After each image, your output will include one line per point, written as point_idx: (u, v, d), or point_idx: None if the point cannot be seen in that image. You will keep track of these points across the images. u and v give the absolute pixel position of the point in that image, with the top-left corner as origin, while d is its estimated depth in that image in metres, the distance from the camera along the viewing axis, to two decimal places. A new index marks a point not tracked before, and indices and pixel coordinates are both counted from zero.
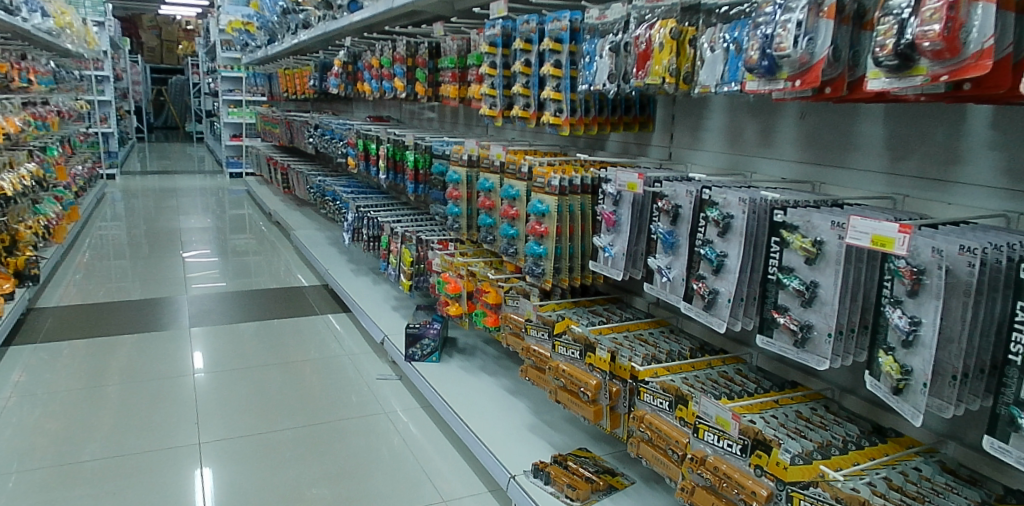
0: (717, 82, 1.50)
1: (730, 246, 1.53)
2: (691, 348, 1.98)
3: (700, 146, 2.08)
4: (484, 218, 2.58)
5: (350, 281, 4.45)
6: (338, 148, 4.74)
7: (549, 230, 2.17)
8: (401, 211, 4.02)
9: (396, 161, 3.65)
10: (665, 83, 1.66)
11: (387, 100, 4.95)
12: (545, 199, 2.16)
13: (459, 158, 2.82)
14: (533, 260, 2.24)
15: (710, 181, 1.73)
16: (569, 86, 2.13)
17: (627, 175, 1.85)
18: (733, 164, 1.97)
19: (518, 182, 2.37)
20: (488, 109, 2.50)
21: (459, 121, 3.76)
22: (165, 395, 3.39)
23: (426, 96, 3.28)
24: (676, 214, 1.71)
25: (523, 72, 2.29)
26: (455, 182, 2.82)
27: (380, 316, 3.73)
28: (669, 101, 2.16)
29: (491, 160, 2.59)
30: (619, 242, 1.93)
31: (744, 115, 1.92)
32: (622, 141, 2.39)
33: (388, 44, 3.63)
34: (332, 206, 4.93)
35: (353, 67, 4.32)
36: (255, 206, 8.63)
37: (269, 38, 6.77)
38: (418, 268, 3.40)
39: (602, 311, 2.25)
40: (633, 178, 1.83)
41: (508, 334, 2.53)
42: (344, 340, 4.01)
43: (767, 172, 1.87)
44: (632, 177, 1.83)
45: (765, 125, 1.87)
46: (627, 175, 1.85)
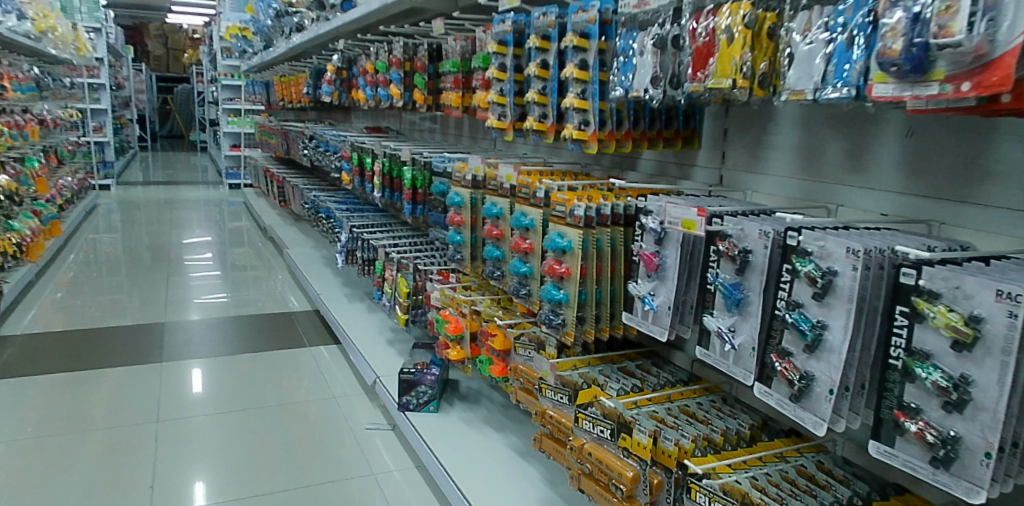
0: (816, 85, 1.09)
1: (832, 313, 1.10)
2: (752, 425, 1.56)
3: (760, 170, 1.65)
4: (491, 250, 2.15)
5: (343, 308, 4.03)
6: (332, 161, 4.34)
7: (571, 271, 1.74)
8: (399, 232, 3.61)
9: (392, 177, 3.24)
10: (736, 89, 1.24)
11: (386, 110, 4.56)
12: (566, 232, 1.74)
13: (462, 178, 2.40)
14: (550, 307, 1.81)
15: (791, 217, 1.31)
16: (597, 93, 1.69)
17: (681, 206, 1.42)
18: (808, 193, 1.54)
19: (532, 209, 1.93)
20: (496, 120, 2.07)
21: (463, 133, 3.35)
22: (126, 440, 2.96)
23: (426, 105, 2.87)
24: (744, 262, 1.29)
25: (538, 76, 1.87)
26: (457, 205, 2.40)
27: (373, 352, 3.30)
28: (722, 112, 1.74)
29: (498, 182, 2.16)
30: (663, 292, 1.51)
31: (825, 130, 1.49)
32: (659, 160, 1.96)
33: (384, 47, 3.23)
34: (326, 224, 4.54)
35: (347, 74, 3.93)
36: (252, 219, 8.25)
37: (265, 43, 6.42)
38: (415, 300, 2.99)
39: (635, 369, 1.84)
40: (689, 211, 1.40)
41: (518, 390, 2.12)
42: (332, 377, 3.58)
43: (858, 205, 1.43)
44: (686, 211, 1.41)
45: (854, 143, 1.43)
46: (679, 207, 1.43)
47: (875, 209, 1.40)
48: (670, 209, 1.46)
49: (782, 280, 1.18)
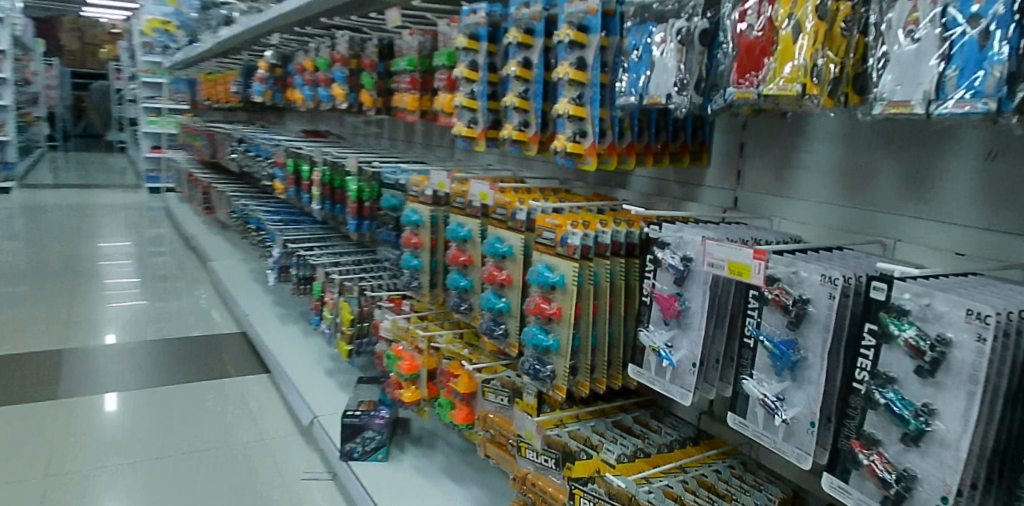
0: (926, 95, 0.82)
1: (944, 396, 0.84)
2: (784, 499, 1.31)
3: (787, 193, 1.38)
4: (456, 279, 1.84)
5: (275, 331, 3.62)
6: (265, 167, 3.93)
7: (563, 311, 1.44)
8: (340, 248, 3.24)
9: (334, 188, 2.88)
10: (806, 97, 0.95)
11: (326, 113, 4.18)
12: (556, 264, 1.45)
13: (419, 193, 2.07)
14: (535, 355, 1.50)
15: (854, 262, 1.06)
16: (597, 99, 1.40)
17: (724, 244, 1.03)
18: (853, 221, 1.26)
19: (511, 233, 1.62)
20: (466, 128, 1.76)
21: (415, 140, 3.02)
22: (8, 497, 2.46)
23: (374, 107, 2.53)
24: (801, 315, 1.05)
25: (519, 77, 1.58)
26: (413, 225, 2.06)
27: (309, 386, 2.92)
28: (738, 124, 1.47)
29: (465, 199, 1.85)
30: (685, 344, 1.23)
31: (874, 148, 1.22)
32: (656, 178, 1.69)
33: (326, 42, 2.86)
34: (257, 236, 4.12)
35: (282, 71, 3.55)
36: (174, 225, 7.63)
37: (190, 38, 5.92)
38: (359, 327, 2.64)
39: (633, 425, 1.57)
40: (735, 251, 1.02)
41: (489, 443, 1.85)
42: (262, 414, 3.15)
43: (921, 241, 1.16)
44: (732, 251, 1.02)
45: (913, 165, 1.17)
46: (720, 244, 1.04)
47: (945, 247, 1.13)
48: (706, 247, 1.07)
49: (861, 343, 0.94)
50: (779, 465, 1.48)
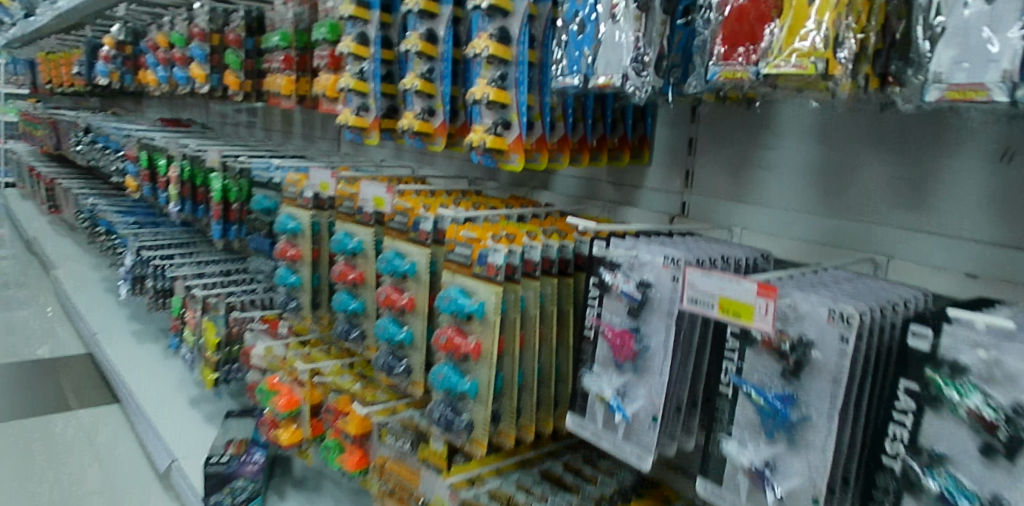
0: (1009, 73, 0.60)
1: (1020, 485, 0.63)
2: None
3: (750, 198, 1.15)
4: (346, 300, 1.51)
5: (129, 353, 3.10)
6: (115, 161, 3.38)
7: (483, 347, 1.16)
8: (206, 255, 2.79)
9: (196, 186, 2.45)
10: (827, 78, 0.71)
11: (189, 100, 3.67)
12: (473, 288, 1.17)
13: (297, 195, 1.71)
14: (447, 401, 1.20)
15: (861, 295, 0.85)
16: (523, 80, 1.12)
17: (711, 274, 0.75)
18: (832, 235, 1.05)
19: (413, 246, 1.32)
20: (354, 116, 1.42)
21: (294, 131, 2.64)
22: None
23: (241, 92, 2.13)
24: (800, 363, 0.81)
25: (422, 53, 1.27)
26: (290, 234, 1.70)
27: (167, 422, 2.46)
28: (685, 115, 1.22)
29: (354, 204, 1.52)
30: (642, 393, 0.97)
31: (860, 147, 1.01)
32: (585, 178, 1.43)
33: (181, 14, 2.42)
34: (108, 241, 3.55)
35: (133, 50, 3.04)
36: (13, 226, 6.68)
37: (25, 11, 5.14)
38: (228, 352, 2.23)
39: (565, 475, 1.31)
40: (729, 285, 0.73)
41: (390, 499, 1.54)
42: (110, 455, 2.65)
43: (922, 258, 0.96)
44: (724, 285, 0.74)
45: (909, 166, 0.96)
46: (705, 275, 0.75)
47: (953, 266, 0.94)
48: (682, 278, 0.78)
49: (892, 405, 0.72)
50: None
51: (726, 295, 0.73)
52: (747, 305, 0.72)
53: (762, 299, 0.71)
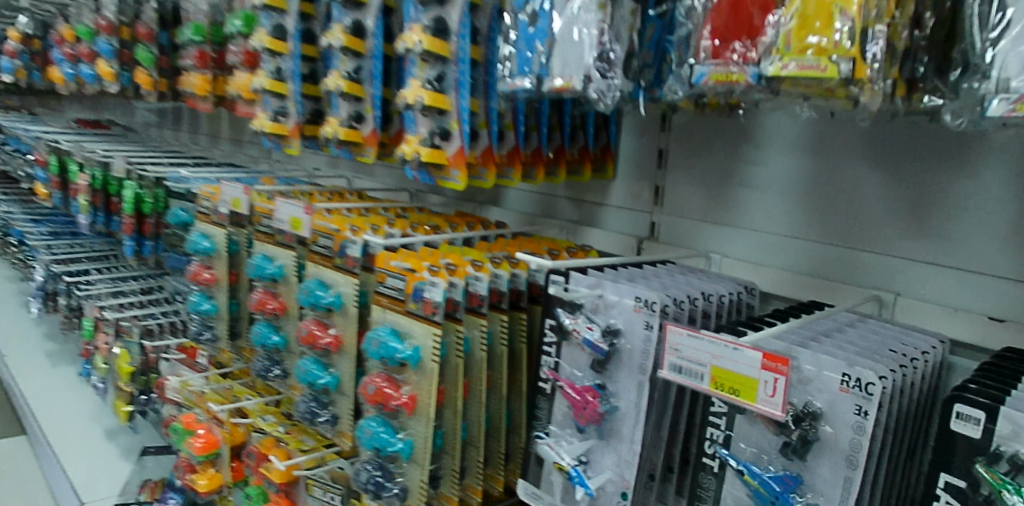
0: None
1: None
2: None
3: (727, 220, 0.99)
4: (264, 333, 1.30)
5: (39, 377, 2.80)
6: (26, 166, 3.08)
7: (418, 398, 0.98)
8: (124, 270, 2.53)
9: (109, 195, 2.19)
10: (850, 85, 0.56)
11: (111, 100, 3.38)
12: (408, 329, 0.99)
13: (211, 209, 1.50)
14: (376, 461, 1.01)
15: (875, 351, 0.69)
16: (465, 82, 0.95)
17: (701, 336, 0.58)
18: (825, 264, 0.90)
19: (339, 276, 1.12)
20: (270, 122, 1.23)
21: (224, 136, 2.41)
22: None
23: (154, 91, 1.90)
24: (807, 440, 0.65)
25: (347, 49, 1.09)
26: (204, 255, 1.48)
27: (75, 459, 2.20)
28: (654, 123, 1.06)
29: (273, 223, 1.32)
30: (609, 464, 0.80)
31: (859, 163, 0.86)
32: (541, 194, 1.25)
33: (89, 5, 2.17)
34: (20, 253, 3.24)
35: (43, 45, 2.76)
36: None
37: None
38: (143, 382, 1.99)
39: None
40: (723, 352, 0.57)
41: None
42: (11, 496, 2.36)
43: (933, 296, 0.81)
44: (716, 351, 0.58)
45: (917, 186, 0.81)
46: (692, 337, 0.59)
47: (973, 307, 0.78)
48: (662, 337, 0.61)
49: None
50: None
51: (721, 365, 0.57)
52: (748, 379, 0.56)
53: (769, 375, 0.54)
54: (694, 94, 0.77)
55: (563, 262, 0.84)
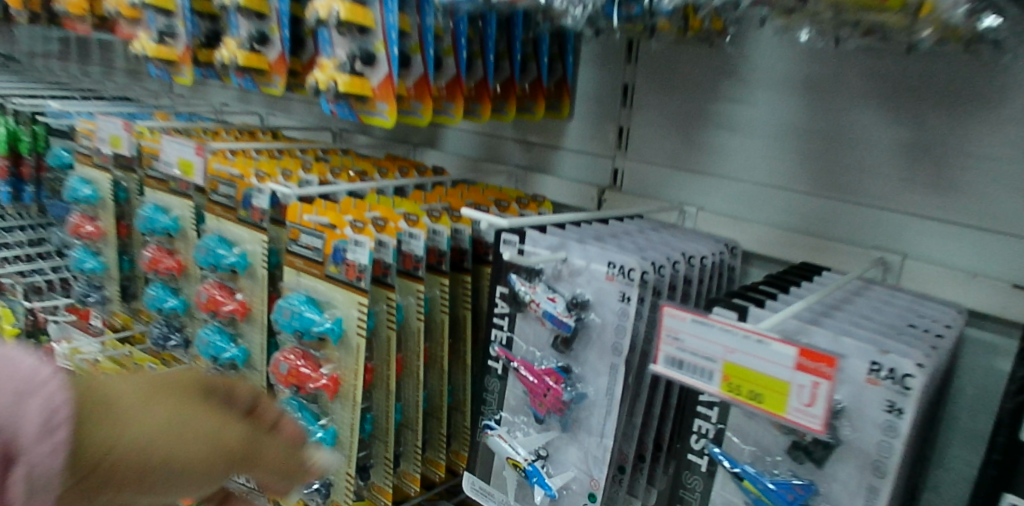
0: None
1: None
2: None
3: (703, 167, 0.85)
4: (158, 297, 1.10)
5: None
6: None
7: (343, 378, 0.82)
8: None
9: None
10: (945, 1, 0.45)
11: None
12: (329, 298, 0.83)
13: (93, 150, 1.27)
14: None
15: (899, 332, 0.57)
16: None
17: (710, 322, 0.44)
18: (818, 219, 0.77)
19: (245, 232, 0.94)
20: (154, 44, 1.03)
21: (119, 67, 2.12)
22: None
23: (25, 10, 1.62)
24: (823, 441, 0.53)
25: None
26: (86, 204, 1.25)
27: None
28: (621, 54, 0.91)
29: (163, 165, 1.10)
30: (573, 459, 0.67)
31: (865, 102, 0.73)
32: (484, 135, 1.09)
33: None
34: None
35: None
36: None
37: None
38: None
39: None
40: (741, 344, 0.43)
41: None
42: None
43: (946, 259, 0.70)
44: (732, 343, 0.43)
45: (929, 128, 0.69)
46: (697, 322, 0.44)
47: (993, 272, 0.67)
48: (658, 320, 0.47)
49: None
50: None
51: (738, 362, 0.43)
52: (778, 381, 0.42)
53: (806, 378, 0.40)
54: (679, 10, 0.63)
55: (525, 218, 0.68)
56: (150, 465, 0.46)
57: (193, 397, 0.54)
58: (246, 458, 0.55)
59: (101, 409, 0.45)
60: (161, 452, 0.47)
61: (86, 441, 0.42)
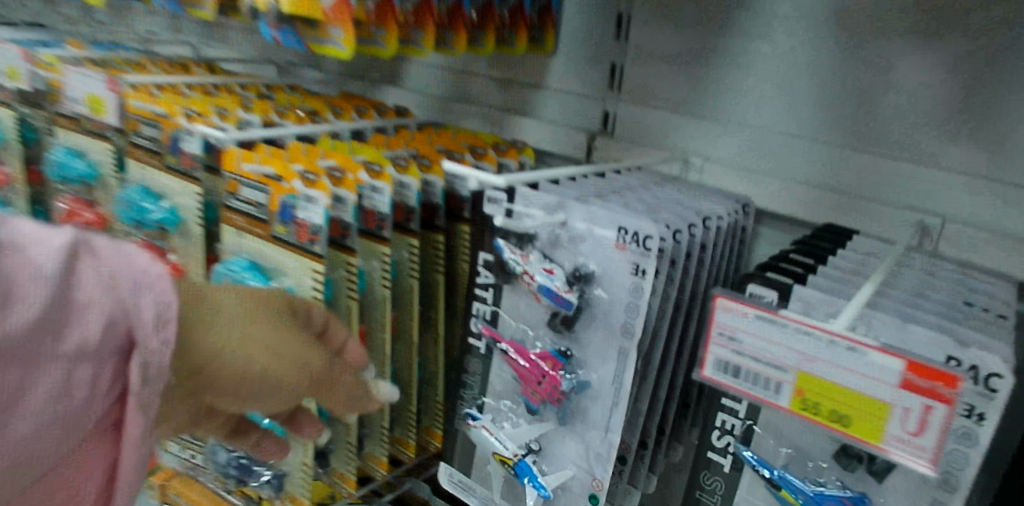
0: None
1: None
2: None
3: (707, 111, 0.75)
4: None
5: None
6: None
7: None
8: None
9: None
10: None
11: None
12: (277, 264, 0.70)
13: None
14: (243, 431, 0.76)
15: (963, 316, 0.48)
16: None
17: (782, 325, 0.39)
18: (839, 174, 0.67)
19: (174, 182, 0.80)
20: None
21: None
22: None
23: None
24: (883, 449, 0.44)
25: None
26: None
27: None
28: None
29: (73, 101, 0.94)
30: (571, 454, 0.58)
31: (901, 39, 0.63)
32: (452, 72, 0.96)
33: None
34: None
35: None
36: None
37: None
38: None
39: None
40: (821, 352, 0.38)
41: None
42: None
43: (994, 224, 0.60)
44: (809, 351, 0.39)
45: (981, 67, 0.59)
46: (764, 323, 0.40)
47: None
48: (709, 318, 0.41)
49: None
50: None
51: (816, 373, 0.39)
52: (864, 396, 0.38)
53: (912, 400, 0.36)
54: None
55: (518, 175, 0.58)
56: (252, 369, 0.47)
57: (279, 314, 0.52)
58: (324, 382, 0.53)
59: (201, 307, 0.46)
60: (262, 358, 0.48)
61: (191, 337, 0.45)
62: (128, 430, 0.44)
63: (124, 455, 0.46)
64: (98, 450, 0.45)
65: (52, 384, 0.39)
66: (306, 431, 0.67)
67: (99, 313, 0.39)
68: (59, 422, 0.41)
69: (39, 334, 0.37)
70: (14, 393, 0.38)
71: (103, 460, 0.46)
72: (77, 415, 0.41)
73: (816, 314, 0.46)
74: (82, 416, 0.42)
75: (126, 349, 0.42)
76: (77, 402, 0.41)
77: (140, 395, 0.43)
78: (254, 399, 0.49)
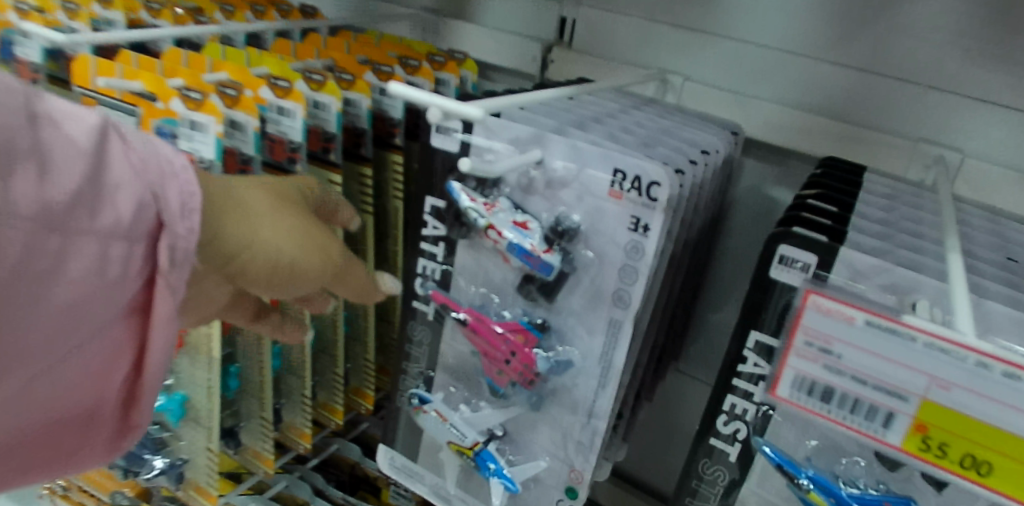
0: None
1: None
2: None
3: (685, 20, 0.62)
4: None
5: None
6: None
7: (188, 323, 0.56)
8: None
9: None
10: None
11: None
12: None
13: None
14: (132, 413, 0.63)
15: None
16: None
17: (901, 337, 0.32)
18: (842, 100, 0.57)
19: None
20: None
21: None
22: None
23: None
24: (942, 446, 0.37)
25: None
26: None
27: None
28: None
29: None
30: (545, 440, 0.48)
31: None
32: None
33: None
34: None
35: None
36: None
37: None
38: None
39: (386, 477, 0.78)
40: (955, 375, 0.31)
41: None
42: None
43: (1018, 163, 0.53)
44: (941, 374, 0.31)
45: None
46: (874, 334, 0.32)
47: None
48: (793, 326, 0.34)
49: None
50: (647, 473, 0.74)
51: (947, 402, 0.31)
52: (1015, 436, 0.30)
53: None
54: None
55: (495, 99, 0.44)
56: (279, 259, 0.39)
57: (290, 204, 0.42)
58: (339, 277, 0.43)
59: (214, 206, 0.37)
60: (287, 256, 0.39)
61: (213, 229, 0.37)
62: (156, 320, 0.35)
63: (149, 349, 0.37)
64: (119, 344, 0.36)
65: (78, 263, 0.31)
66: (286, 333, 0.54)
67: (132, 189, 0.32)
68: (78, 304, 0.32)
69: (69, 207, 0.29)
70: (38, 268, 0.29)
71: (124, 356, 0.37)
72: (102, 298, 0.33)
73: (866, 284, 0.37)
74: (106, 299, 0.33)
75: (156, 230, 0.33)
76: (100, 284, 0.32)
77: (172, 278, 0.34)
78: (282, 292, 0.41)
